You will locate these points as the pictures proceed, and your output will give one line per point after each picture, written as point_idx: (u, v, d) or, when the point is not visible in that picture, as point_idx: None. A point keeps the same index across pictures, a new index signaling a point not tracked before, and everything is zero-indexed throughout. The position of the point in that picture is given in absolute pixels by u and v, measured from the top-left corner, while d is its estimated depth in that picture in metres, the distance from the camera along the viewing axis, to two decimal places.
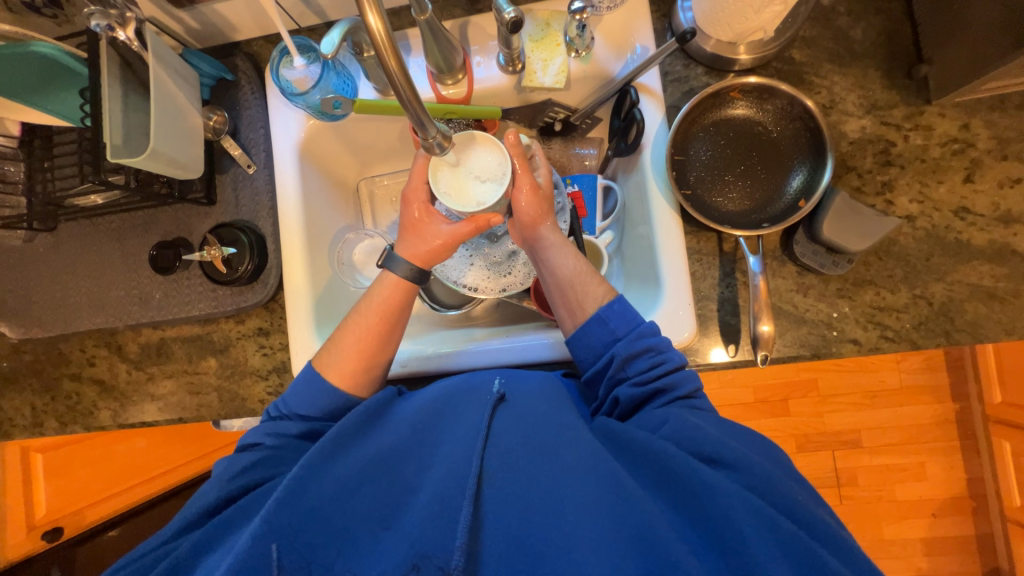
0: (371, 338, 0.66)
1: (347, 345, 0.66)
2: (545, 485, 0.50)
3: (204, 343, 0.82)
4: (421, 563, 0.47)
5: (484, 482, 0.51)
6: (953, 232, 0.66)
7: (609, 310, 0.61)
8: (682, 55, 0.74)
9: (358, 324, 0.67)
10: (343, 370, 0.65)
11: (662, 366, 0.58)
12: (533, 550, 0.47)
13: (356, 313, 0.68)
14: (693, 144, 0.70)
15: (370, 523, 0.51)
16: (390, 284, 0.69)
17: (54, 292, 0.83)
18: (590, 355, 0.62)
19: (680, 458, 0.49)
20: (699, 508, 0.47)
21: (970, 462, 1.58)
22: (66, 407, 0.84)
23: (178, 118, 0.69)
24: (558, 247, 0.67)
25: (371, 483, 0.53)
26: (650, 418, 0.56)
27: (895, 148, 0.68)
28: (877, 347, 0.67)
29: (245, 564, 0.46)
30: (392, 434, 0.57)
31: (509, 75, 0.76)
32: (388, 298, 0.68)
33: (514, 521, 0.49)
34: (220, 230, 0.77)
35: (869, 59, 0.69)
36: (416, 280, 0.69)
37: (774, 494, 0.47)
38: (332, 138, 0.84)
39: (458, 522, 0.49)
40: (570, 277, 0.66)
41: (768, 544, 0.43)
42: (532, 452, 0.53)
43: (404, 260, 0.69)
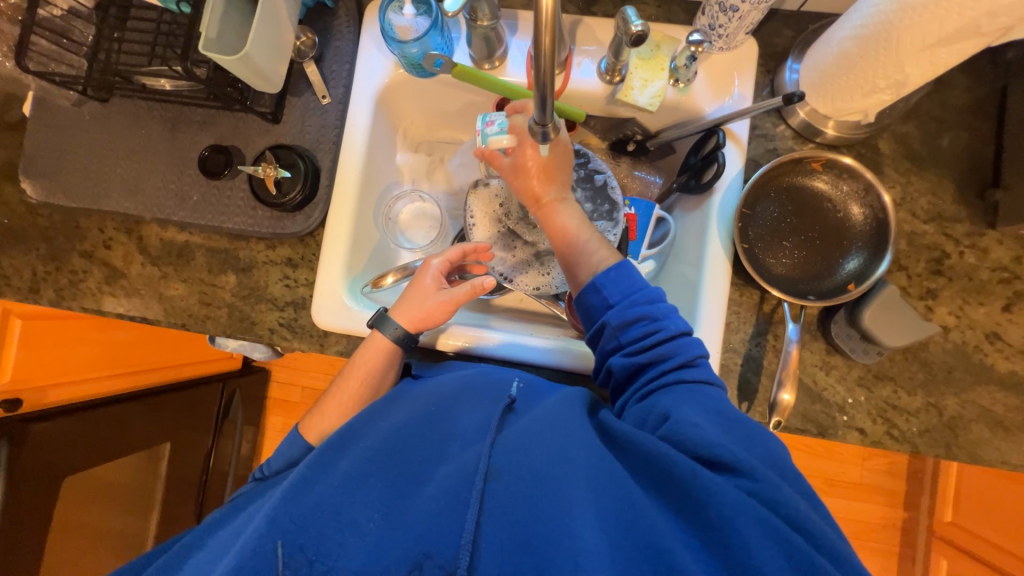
0: (353, 402, 0.69)
1: (330, 409, 0.70)
2: (547, 490, 0.49)
3: (227, 257, 0.80)
4: (424, 562, 0.47)
5: (489, 480, 0.51)
6: (979, 353, 0.69)
7: (605, 279, 0.64)
8: (775, 114, 0.75)
9: (342, 391, 0.70)
10: (324, 429, 0.69)
11: (656, 335, 0.60)
12: (538, 550, 0.46)
13: (341, 378, 0.71)
14: (761, 203, 0.72)
15: (375, 517, 0.50)
16: (373, 347, 0.70)
17: (89, 164, 0.80)
18: (586, 318, 0.66)
19: (675, 457, 0.49)
20: (703, 517, 0.47)
21: (902, 569, 1.63)
22: (68, 282, 0.82)
23: (276, 30, 0.67)
24: (562, 210, 0.70)
25: (378, 473, 0.53)
26: (653, 410, 0.57)
27: (948, 260, 0.70)
28: (881, 442, 0.69)
29: (251, 561, 0.47)
30: (396, 424, 0.58)
31: (605, 84, 0.76)
32: (368, 360, 0.70)
33: (518, 526, 0.48)
34: (280, 151, 0.76)
35: (948, 170, 0.71)
36: (401, 344, 0.70)
37: (779, 504, 0.47)
38: (411, 94, 0.83)
39: (464, 522, 0.49)
40: (569, 242, 0.69)
41: (770, 553, 0.44)
42: (532, 454, 0.53)
43: (393, 322, 0.70)
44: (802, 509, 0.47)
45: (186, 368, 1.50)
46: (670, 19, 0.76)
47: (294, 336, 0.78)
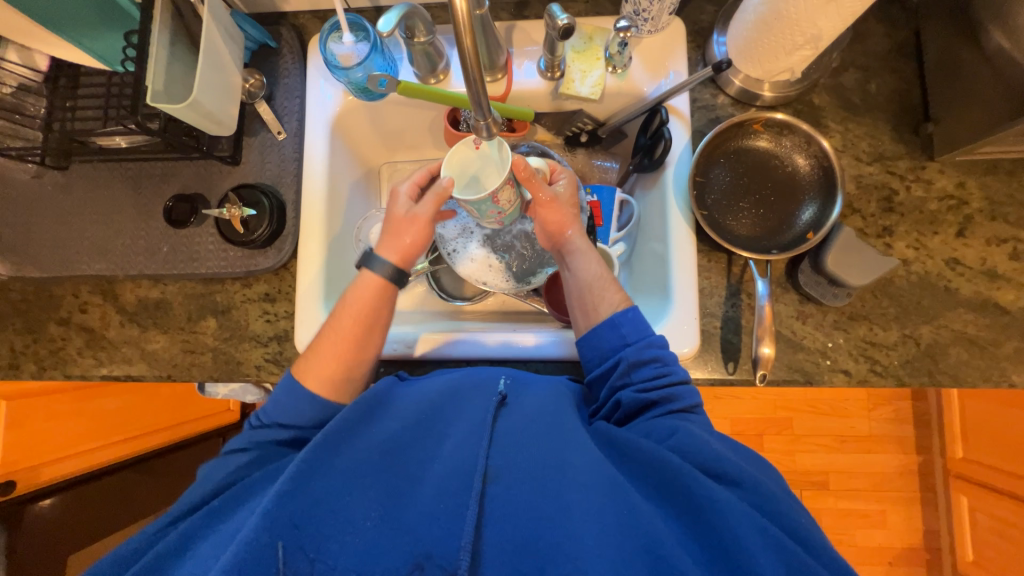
0: (350, 346, 0.65)
1: (324, 351, 0.65)
2: (551, 493, 0.50)
3: (205, 302, 0.81)
4: (425, 562, 0.49)
5: (489, 482, 0.52)
6: (943, 280, 0.71)
7: (623, 316, 0.64)
8: (712, 85, 0.78)
9: (337, 332, 0.65)
10: (320, 374, 0.64)
11: (666, 377, 0.60)
12: (537, 553, 0.47)
13: (333, 318, 0.67)
14: (713, 169, 0.74)
15: (373, 517, 0.50)
16: (368, 283, 0.68)
17: (55, 232, 0.81)
18: (597, 357, 0.64)
19: (687, 472, 0.50)
20: (705, 522, 0.48)
21: (927, 514, 1.63)
22: (48, 352, 0.81)
23: (221, 75, 0.69)
24: (585, 245, 0.70)
25: (375, 477, 0.52)
26: (658, 426, 0.57)
27: (898, 196, 0.73)
28: (866, 380, 0.70)
29: (249, 562, 0.46)
30: (391, 424, 0.56)
31: (547, 81, 0.79)
32: (362, 299, 0.67)
33: (520, 523, 0.49)
34: (242, 190, 0.77)
35: (881, 112, 0.75)
36: (393, 280, 0.69)
37: (780, 515, 0.49)
38: (363, 118, 0.85)
39: (464, 519, 0.49)
40: (589, 281, 0.68)
41: (771, 559, 0.45)
42: (539, 455, 0.53)
43: (381, 258, 0.69)
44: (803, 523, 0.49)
45: (188, 425, 1.46)
46: (598, 13, 0.80)
47: (281, 369, 0.78)
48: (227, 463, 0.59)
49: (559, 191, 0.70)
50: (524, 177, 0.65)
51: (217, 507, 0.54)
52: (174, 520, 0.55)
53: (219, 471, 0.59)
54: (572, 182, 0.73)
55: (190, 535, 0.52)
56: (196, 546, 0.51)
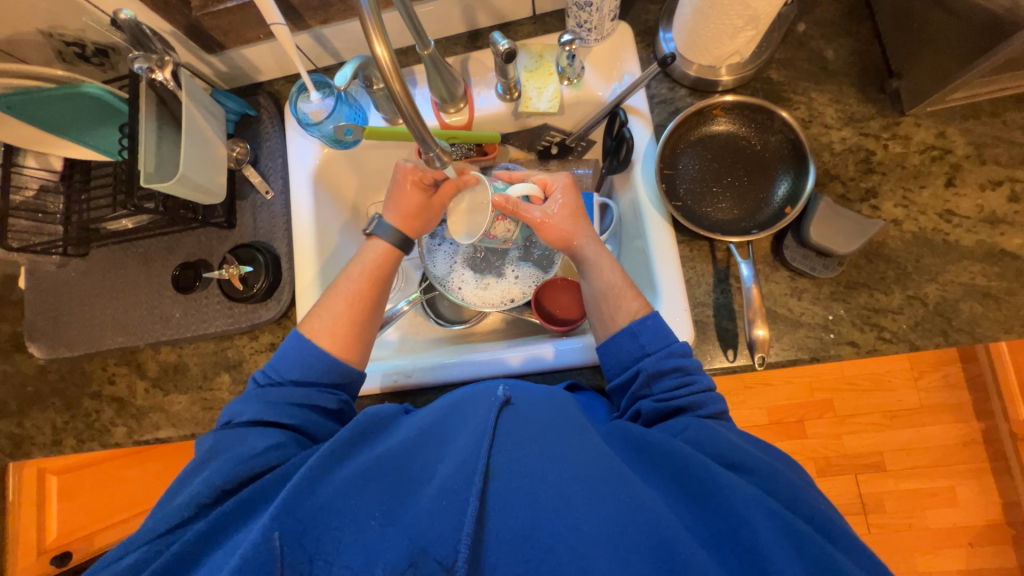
0: (361, 304, 0.69)
1: (336, 309, 0.68)
2: (556, 484, 0.48)
3: (217, 359, 0.86)
4: (419, 559, 0.44)
5: (491, 478, 0.48)
6: (940, 234, 0.68)
7: (641, 325, 0.62)
8: (667, 79, 0.79)
9: (349, 288, 0.69)
10: (335, 334, 0.66)
11: (688, 386, 0.58)
12: (540, 544, 0.45)
13: (345, 274, 0.71)
14: (681, 159, 0.74)
15: (376, 516, 0.47)
16: (380, 251, 0.72)
17: (81, 312, 0.88)
18: (616, 365, 0.63)
19: (696, 460, 0.49)
20: (713, 506, 0.47)
21: (1003, 485, 1.49)
22: (85, 425, 0.87)
23: (205, 148, 0.76)
24: (597, 257, 0.69)
25: (377, 479, 0.49)
26: (673, 424, 0.55)
27: (876, 156, 0.71)
28: (876, 348, 0.67)
29: (252, 559, 0.43)
30: (397, 437, 0.54)
31: (507, 103, 0.82)
32: (375, 263, 0.72)
33: (523, 512, 0.46)
34: (239, 251, 0.82)
35: (843, 76, 0.74)
36: (401, 247, 0.74)
37: (792, 499, 0.48)
38: (343, 166, 0.90)
39: (465, 514, 0.46)
40: (604, 290, 0.67)
41: (783, 548, 0.43)
42: (542, 449, 0.50)
43: (391, 223, 0.73)
44: (823, 511, 0.48)
45: None
46: (547, 31, 0.84)
47: None
48: (236, 454, 0.55)
49: (550, 208, 0.71)
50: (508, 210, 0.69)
51: (245, 503, 0.50)
52: (177, 526, 0.51)
53: (230, 462, 0.54)
54: (569, 192, 0.72)
55: (191, 551, 0.49)
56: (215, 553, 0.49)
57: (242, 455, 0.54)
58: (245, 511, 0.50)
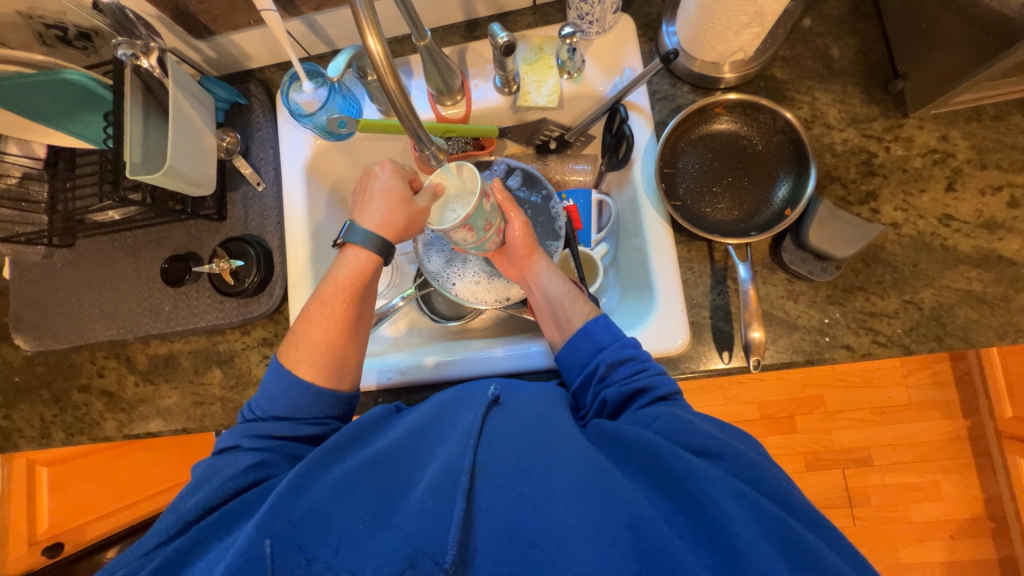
0: (341, 325, 0.65)
1: (312, 338, 0.64)
2: (538, 479, 0.47)
3: (209, 354, 0.84)
4: (416, 560, 0.44)
5: (477, 477, 0.48)
6: (938, 239, 0.68)
7: (594, 323, 0.63)
8: (669, 75, 0.77)
9: (324, 311, 0.65)
10: (314, 361, 0.63)
11: (644, 371, 0.59)
12: (526, 541, 0.44)
13: (319, 297, 0.66)
14: (681, 158, 0.73)
15: (365, 519, 0.46)
16: (356, 267, 0.66)
17: (68, 305, 0.86)
18: (576, 364, 0.63)
19: (665, 448, 0.48)
20: (684, 492, 0.46)
21: (985, 481, 1.52)
22: (74, 418, 0.86)
23: (193, 138, 0.73)
24: (546, 270, 0.72)
25: (366, 481, 0.49)
26: (639, 416, 0.54)
27: (877, 158, 0.70)
28: (870, 352, 0.67)
29: (241, 564, 0.44)
30: (387, 439, 0.54)
31: (505, 96, 0.81)
32: (351, 277, 0.65)
33: (509, 510, 0.45)
34: (229, 244, 0.81)
35: (848, 76, 0.73)
36: (381, 254, 0.67)
37: (757, 481, 0.47)
38: (337, 158, 0.88)
39: (452, 516, 0.45)
40: (560, 298, 0.69)
41: (752, 527, 0.42)
42: (526, 447, 0.50)
43: (366, 231, 0.66)
44: (785, 486, 0.48)
45: None
46: (547, 21, 0.81)
47: None
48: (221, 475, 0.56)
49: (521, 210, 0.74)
50: (502, 198, 0.71)
51: (217, 520, 0.51)
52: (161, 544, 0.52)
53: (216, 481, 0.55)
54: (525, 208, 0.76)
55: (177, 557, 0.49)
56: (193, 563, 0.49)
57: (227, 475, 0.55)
58: (225, 523, 0.51)
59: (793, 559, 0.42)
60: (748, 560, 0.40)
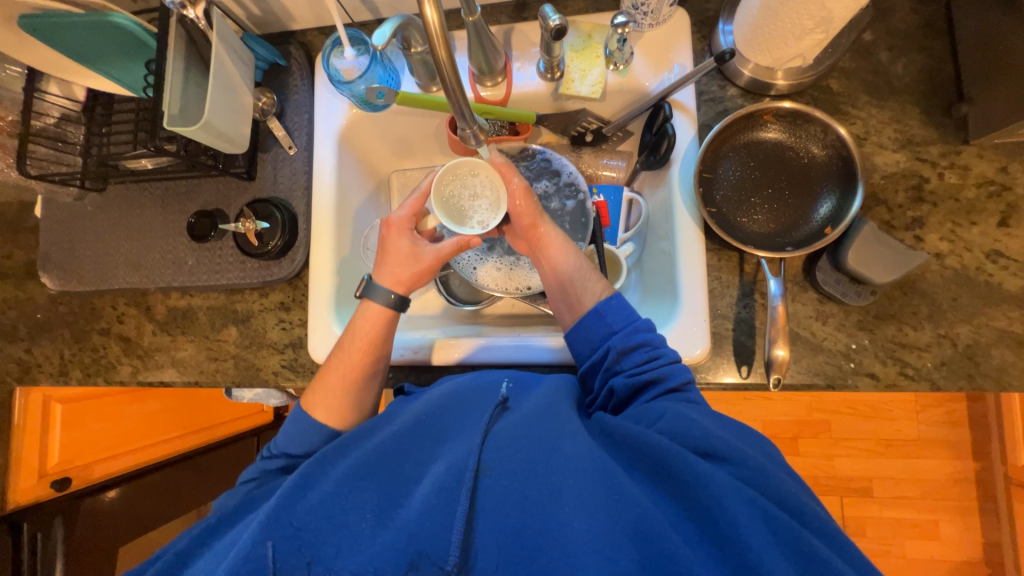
0: (358, 373, 0.66)
1: (329, 382, 0.65)
2: (543, 481, 0.47)
3: (227, 312, 0.85)
4: (419, 562, 0.43)
5: (481, 476, 0.47)
6: (983, 275, 0.65)
7: (607, 305, 0.63)
8: (719, 76, 0.75)
9: (341, 360, 0.66)
10: (331, 406, 0.64)
11: (657, 360, 0.58)
12: (530, 544, 0.43)
13: (338, 347, 0.68)
14: (722, 163, 0.71)
15: (368, 516, 0.46)
16: (370, 316, 0.68)
17: (95, 248, 0.87)
18: (587, 347, 0.62)
19: (672, 449, 0.47)
20: (692, 496, 0.45)
21: (988, 526, 1.49)
22: (92, 359, 0.88)
23: (231, 94, 0.73)
24: (554, 243, 0.70)
25: (370, 476, 0.49)
26: (649, 410, 0.54)
27: (929, 185, 0.67)
28: (895, 384, 0.65)
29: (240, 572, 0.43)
30: (392, 424, 0.54)
31: (547, 82, 0.78)
32: (369, 329, 0.68)
33: (513, 512, 0.45)
34: (257, 205, 0.81)
35: (908, 95, 0.70)
36: (397, 308, 0.69)
37: (769, 487, 0.46)
38: (370, 129, 0.87)
39: (455, 515, 0.45)
40: (571, 275, 0.68)
41: (764, 536, 0.41)
42: (531, 445, 0.49)
43: (383, 289, 0.69)
44: (795, 493, 0.46)
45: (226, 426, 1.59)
46: (598, 9, 0.79)
47: (297, 374, 0.82)
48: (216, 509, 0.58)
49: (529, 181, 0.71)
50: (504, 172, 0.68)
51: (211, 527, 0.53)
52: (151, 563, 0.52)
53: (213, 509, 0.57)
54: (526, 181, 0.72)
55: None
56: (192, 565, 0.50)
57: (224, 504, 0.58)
58: (222, 527, 0.53)
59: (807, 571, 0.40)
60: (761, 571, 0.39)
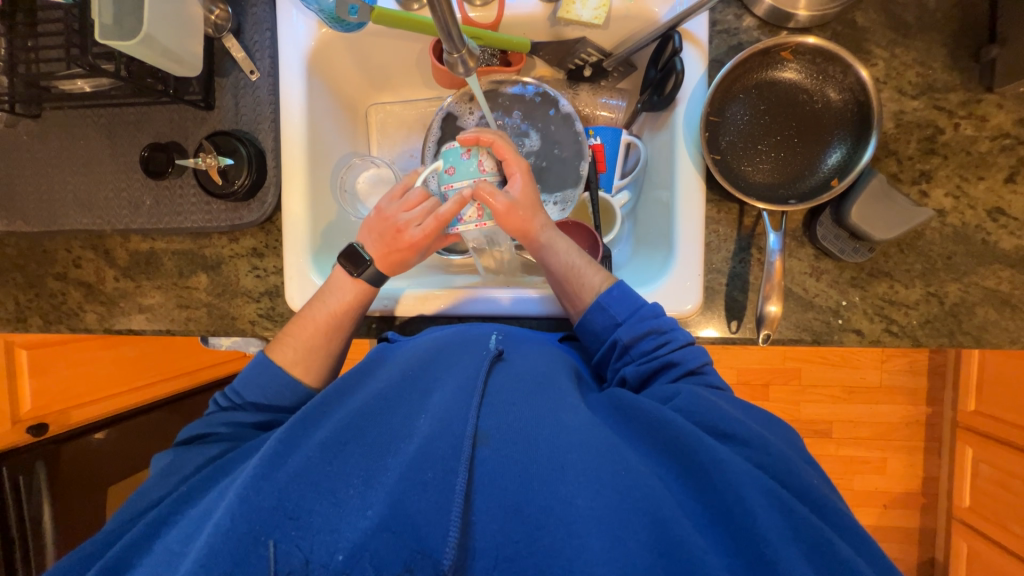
0: (337, 328, 0.65)
1: (303, 332, 0.64)
2: (545, 455, 0.45)
3: (194, 258, 0.79)
4: (417, 549, 0.42)
5: (478, 445, 0.46)
6: (981, 233, 0.64)
7: (607, 297, 0.60)
8: (736, 4, 0.67)
9: (320, 312, 0.65)
10: (308, 358, 0.63)
11: (667, 345, 0.57)
12: (533, 522, 0.42)
13: (318, 299, 0.67)
14: (731, 106, 0.66)
15: (356, 483, 0.45)
16: (347, 288, 0.66)
17: (38, 184, 0.78)
18: (592, 336, 0.62)
19: (687, 430, 0.48)
20: (704, 480, 0.45)
21: (930, 462, 1.64)
22: (51, 306, 0.82)
23: (174, 4, 0.64)
24: (554, 240, 0.65)
25: (357, 441, 0.47)
26: (659, 391, 0.54)
27: (943, 136, 0.64)
28: (880, 340, 0.66)
29: (232, 551, 0.42)
30: (380, 383, 0.53)
31: (545, 3, 0.69)
32: (346, 300, 0.66)
33: (513, 487, 0.44)
34: (216, 138, 0.72)
35: (936, 33, 0.64)
36: (374, 282, 0.67)
37: (779, 471, 0.47)
38: (343, 53, 0.77)
39: (454, 490, 0.43)
40: (564, 272, 0.64)
41: (777, 525, 0.42)
42: (531, 415, 0.48)
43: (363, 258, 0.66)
44: (814, 484, 0.47)
45: (210, 369, 1.57)
46: None
47: (275, 324, 0.78)
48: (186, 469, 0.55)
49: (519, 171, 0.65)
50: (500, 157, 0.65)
51: (192, 488, 0.51)
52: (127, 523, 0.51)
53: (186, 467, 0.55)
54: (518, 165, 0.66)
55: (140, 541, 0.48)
56: (169, 528, 0.48)
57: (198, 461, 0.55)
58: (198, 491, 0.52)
59: (815, 560, 0.41)
60: (773, 558, 0.40)
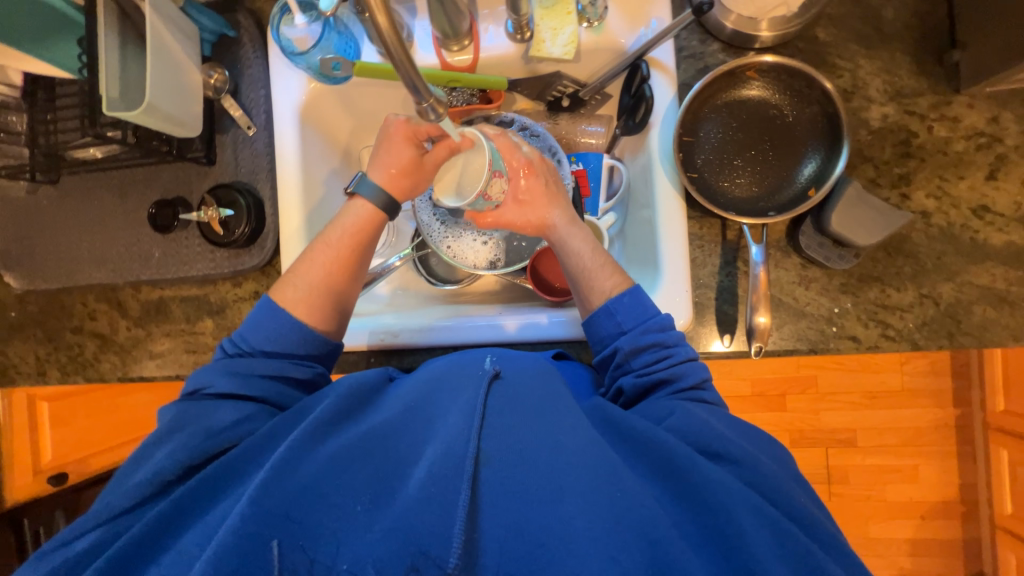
0: (344, 265, 0.66)
1: (314, 260, 0.65)
2: (545, 471, 0.46)
3: (201, 304, 0.83)
4: (420, 562, 0.43)
5: (482, 465, 0.47)
6: (968, 232, 0.64)
7: (618, 303, 0.60)
8: (699, 30, 0.70)
9: (330, 253, 0.66)
10: (311, 303, 0.63)
11: (668, 359, 0.57)
12: (532, 538, 0.44)
13: (323, 239, 0.66)
14: (704, 126, 0.68)
15: (362, 501, 0.46)
16: (363, 215, 0.67)
17: (56, 244, 0.83)
18: (596, 341, 0.62)
19: (681, 450, 0.47)
20: (698, 501, 0.45)
21: (965, 468, 1.56)
22: (68, 358, 0.86)
23: (174, 73, 0.69)
24: (570, 241, 0.66)
25: (363, 458, 0.48)
26: (657, 407, 0.54)
27: (917, 139, 0.65)
28: (877, 345, 0.65)
29: (237, 558, 0.42)
30: (382, 411, 0.53)
31: (517, 44, 0.73)
32: (359, 225, 0.67)
33: (513, 506, 0.45)
34: (219, 191, 0.77)
35: (899, 42, 0.66)
36: (385, 209, 0.68)
37: (773, 491, 0.47)
38: (333, 102, 0.82)
39: (457, 506, 0.44)
40: (579, 270, 0.65)
41: (768, 544, 0.42)
42: (531, 434, 0.49)
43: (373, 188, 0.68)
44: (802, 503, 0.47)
45: None
46: None
47: None
48: (204, 428, 0.52)
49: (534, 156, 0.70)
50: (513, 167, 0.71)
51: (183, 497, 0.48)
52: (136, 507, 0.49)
53: (196, 436, 0.52)
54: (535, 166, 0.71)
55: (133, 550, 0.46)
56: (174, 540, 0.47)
57: (206, 431, 0.52)
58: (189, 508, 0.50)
59: None
60: None
